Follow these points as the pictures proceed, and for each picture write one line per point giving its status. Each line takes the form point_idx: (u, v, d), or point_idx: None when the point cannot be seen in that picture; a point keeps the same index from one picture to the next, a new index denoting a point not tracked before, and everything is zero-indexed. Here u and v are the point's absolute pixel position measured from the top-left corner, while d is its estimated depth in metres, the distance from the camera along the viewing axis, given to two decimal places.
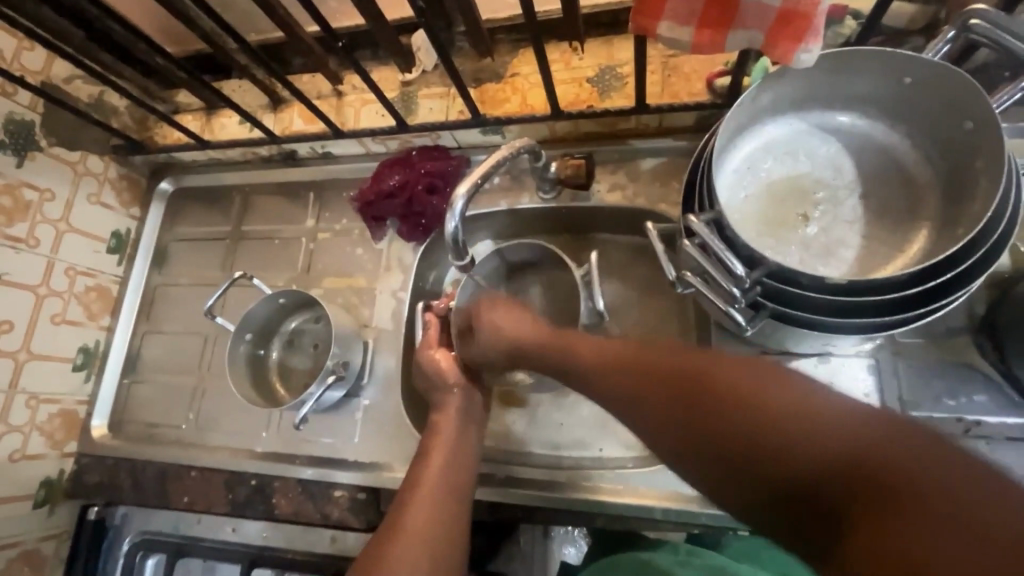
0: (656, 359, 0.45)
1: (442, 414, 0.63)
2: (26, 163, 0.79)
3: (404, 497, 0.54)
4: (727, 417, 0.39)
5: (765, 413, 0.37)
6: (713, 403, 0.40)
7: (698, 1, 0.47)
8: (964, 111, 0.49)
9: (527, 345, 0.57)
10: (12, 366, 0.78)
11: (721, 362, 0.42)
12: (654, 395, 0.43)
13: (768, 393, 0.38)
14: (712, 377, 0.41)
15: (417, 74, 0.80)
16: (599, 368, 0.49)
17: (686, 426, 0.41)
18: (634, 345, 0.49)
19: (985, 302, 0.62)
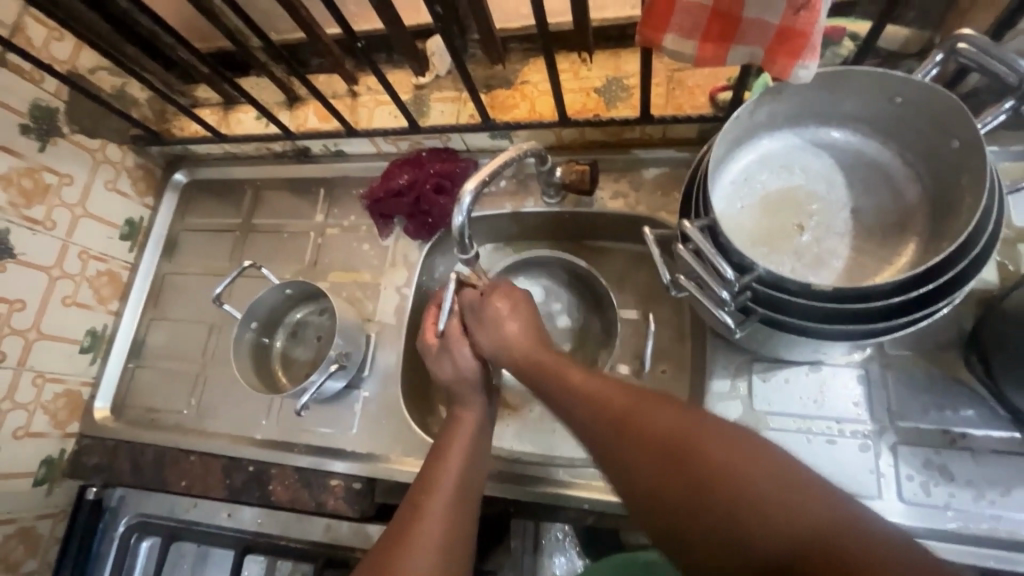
0: (644, 412, 0.47)
1: (458, 420, 0.65)
2: (48, 147, 0.81)
3: (416, 506, 0.57)
4: (697, 479, 0.42)
5: (731, 481, 0.40)
6: (692, 472, 0.42)
7: (702, 16, 0.49)
8: (952, 131, 0.52)
9: (531, 371, 0.58)
10: (21, 344, 0.80)
11: (703, 431, 0.44)
12: (638, 450, 0.45)
13: (743, 468, 0.40)
14: (697, 446, 0.43)
15: (431, 78, 0.83)
16: (588, 412, 0.50)
17: (661, 488, 0.43)
18: (624, 389, 0.50)
19: (973, 318, 0.64)
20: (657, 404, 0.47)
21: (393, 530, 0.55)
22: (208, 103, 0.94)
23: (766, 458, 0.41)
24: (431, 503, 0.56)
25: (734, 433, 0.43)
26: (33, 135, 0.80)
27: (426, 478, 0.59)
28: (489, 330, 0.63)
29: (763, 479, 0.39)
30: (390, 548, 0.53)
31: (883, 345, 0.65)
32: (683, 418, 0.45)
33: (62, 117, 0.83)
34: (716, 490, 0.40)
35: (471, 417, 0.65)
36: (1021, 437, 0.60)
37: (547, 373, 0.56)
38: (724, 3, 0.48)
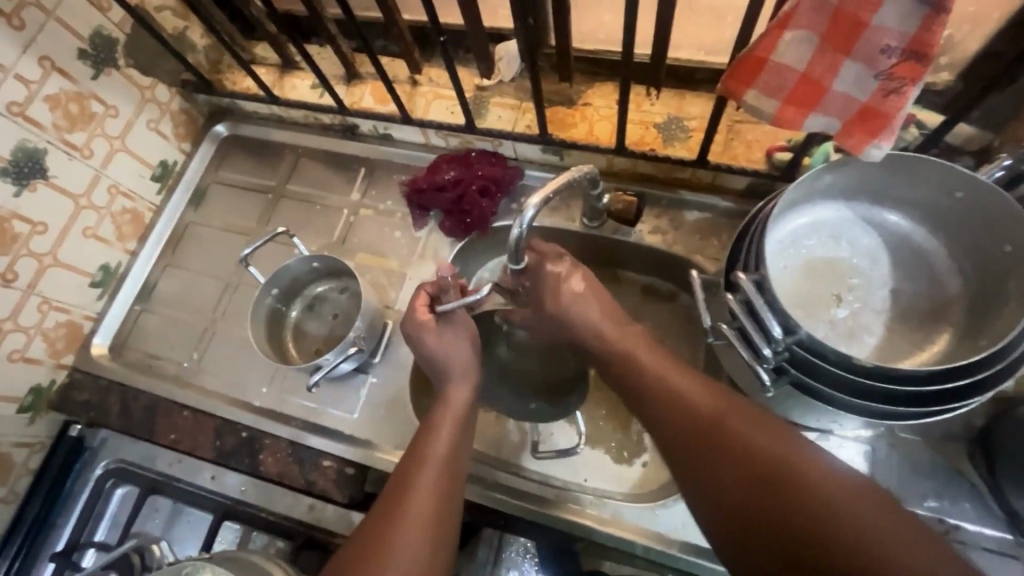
0: (734, 426, 0.52)
1: (443, 401, 0.64)
2: (101, 76, 0.80)
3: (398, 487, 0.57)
4: (736, 449, 0.51)
5: (766, 458, 0.49)
6: (774, 488, 0.47)
7: (789, 80, 0.49)
8: (1006, 235, 0.53)
9: (620, 365, 0.61)
10: (35, 268, 0.78)
11: (759, 424, 0.51)
12: (722, 460, 0.51)
13: (822, 489, 0.46)
14: (781, 465, 0.48)
15: (494, 82, 0.84)
16: (671, 414, 0.55)
17: (742, 496, 0.49)
18: (713, 399, 0.55)
19: (985, 415, 0.65)
20: (746, 420, 0.52)
21: (375, 514, 0.56)
22: (265, 62, 0.93)
23: (842, 483, 0.46)
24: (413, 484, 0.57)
25: (815, 457, 0.48)
26: (89, 62, 0.78)
27: (411, 462, 0.59)
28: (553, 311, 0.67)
29: (840, 499, 0.45)
30: (370, 528, 0.54)
31: (893, 426, 0.67)
32: (771, 437, 0.50)
33: (121, 49, 0.81)
34: (791, 504, 0.46)
35: (458, 398, 0.65)
36: (1012, 539, 0.61)
37: (636, 371, 0.60)
38: (816, 70, 0.48)
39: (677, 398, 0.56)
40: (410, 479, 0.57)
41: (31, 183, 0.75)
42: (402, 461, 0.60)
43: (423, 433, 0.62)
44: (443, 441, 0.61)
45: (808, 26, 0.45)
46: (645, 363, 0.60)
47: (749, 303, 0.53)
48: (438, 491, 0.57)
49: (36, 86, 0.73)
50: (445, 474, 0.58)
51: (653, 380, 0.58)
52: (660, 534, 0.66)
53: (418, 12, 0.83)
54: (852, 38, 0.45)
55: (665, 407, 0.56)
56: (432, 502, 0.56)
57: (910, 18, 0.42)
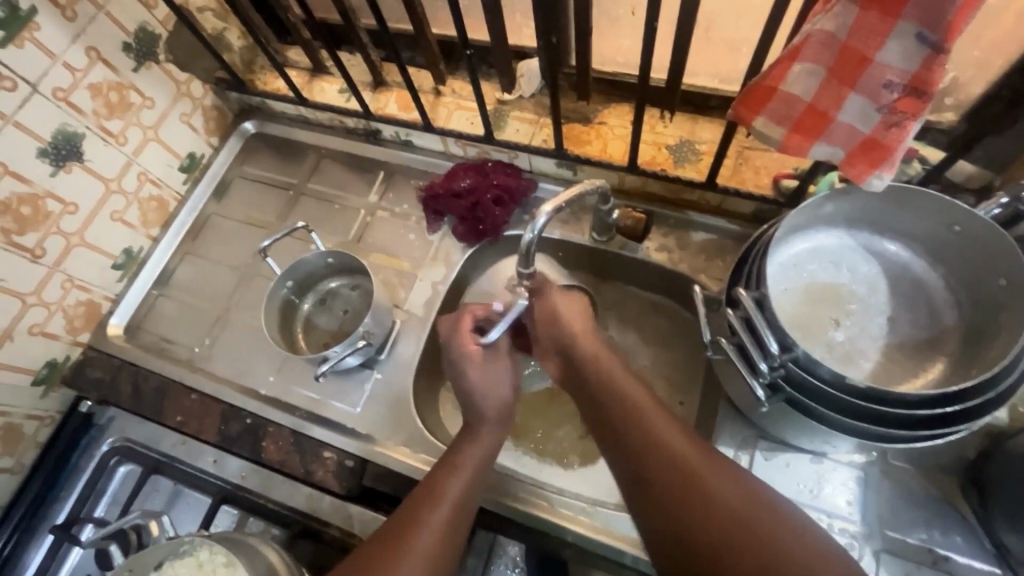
0: (710, 478, 0.51)
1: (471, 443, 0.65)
2: (142, 69, 0.84)
3: (409, 515, 0.59)
4: (695, 489, 0.51)
5: (726, 499, 0.50)
6: (747, 544, 0.47)
7: (796, 110, 0.52)
8: (1000, 269, 0.55)
9: (603, 397, 0.60)
10: (63, 246, 0.81)
11: (719, 466, 0.53)
12: (696, 511, 0.50)
13: (795, 550, 0.47)
14: (740, 504, 0.50)
15: (515, 97, 0.87)
16: (636, 441, 0.55)
17: (714, 551, 0.48)
18: (690, 444, 0.54)
19: (977, 449, 0.66)
20: (719, 473, 0.52)
21: (395, 521, 0.59)
22: (297, 65, 0.98)
23: (793, 524, 0.49)
24: (427, 515, 0.58)
25: (776, 507, 0.50)
26: (132, 55, 0.82)
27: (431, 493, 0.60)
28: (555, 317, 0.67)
29: (810, 563, 0.46)
30: (379, 544, 0.57)
31: (886, 453, 0.68)
32: (745, 493, 0.50)
33: (162, 44, 0.86)
34: (766, 564, 0.46)
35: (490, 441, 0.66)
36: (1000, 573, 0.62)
37: (619, 405, 0.58)
38: (822, 102, 0.50)
39: (654, 440, 0.54)
40: (426, 509, 0.59)
41: (67, 164, 0.78)
42: (421, 488, 0.62)
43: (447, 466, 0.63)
44: (467, 475, 0.62)
45: (814, 59, 0.48)
46: (629, 399, 0.58)
47: (748, 320, 0.55)
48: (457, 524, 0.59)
49: (81, 74, 0.77)
50: (458, 516, 0.59)
51: (632, 419, 0.57)
52: (651, 546, 0.67)
53: (447, 27, 0.87)
54: (857, 72, 0.47)
55: (642, 447, 0.55)
56: (443, 535, 0.57)
57: (912, 57, 0.44)
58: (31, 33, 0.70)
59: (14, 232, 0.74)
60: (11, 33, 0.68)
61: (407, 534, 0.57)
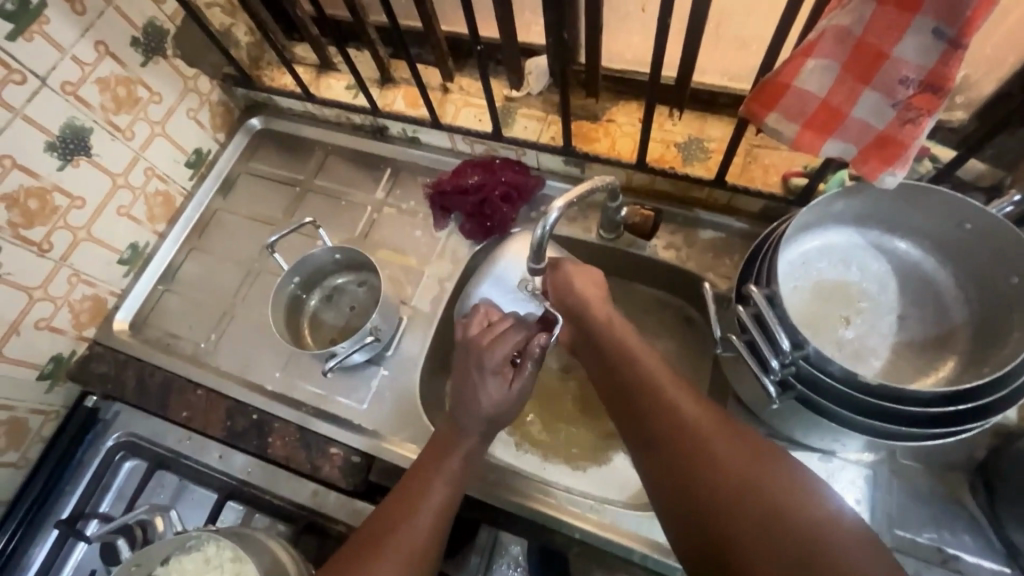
0: (717, 441, 0.52)
1: (456, 436, 0.63)
2: (149, 64, 0.83)
3: (393, 517, 0.58)
4: (705, 451, 0.52)
5: (735, 461, 0.50)
6: (755, 504, 0.48)
7: (809, 106, 0.52)
8: (1012, 267, 0.55)
9: (619, 368, 0.61)
10: (70, 240, 0.80)
11: (730, 432, 0.53)
12: (704, 473, 0.51)
13: (802, 512, 0.47)
14: (748, 467, 0.50)
15: (523, 94, 0.87)
16: (649, 407, 0.56)
17: (723, 512, 0.49)
18: (700, 409, 0.55)
19: (987, 448, 0.66)
20: (727, 436, 0.52)
21: (379, 517, 0.59)
22: (304, 61, 0.97)
23: (803, 488, 0.49)
24: (411, 516, 0.58)
25: (786, 470, 0.50)
26: (140, 49, 0.82)
27: (416, 491, 0.60)
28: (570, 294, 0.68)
29: (817, 524, 0.46)
30: (362, 545, 0.57)
31: (894, 452, 0.68)
32: (754, 455, 0.51)
33: (170, 39, 0.85)
34: (774, 524, 0.46)
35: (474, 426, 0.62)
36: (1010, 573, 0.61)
37: (633, 376, 0.59)
38: (836, 98, 0.50)
39: (667, 408, 0.55)
40: (409, 512, 0.59)
41: (74, 158, 0.78)
42: (406, 483, 0.62)
43: (432, 463, 0.62)
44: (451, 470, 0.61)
45: (829, 55, 0.48)
46: (643, 368, 0.59)
47: (760, 316, 0.55)
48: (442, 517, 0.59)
49: (89, 68, 0.76)
50: (443, 513, 0.59)
51: (644, 388, 0.57)
52: (659, 544, 0.67)
53: (455, 24, 0.87)
54: (872, 69, 0.47)
55: (654, 415, 0.56)
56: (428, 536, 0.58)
57: (929, 52, 0.44)
58: (41, 26, 0.70)
59: (21, 226, 0.74)
60: (20, 26, 0.68)
61: (390, 536, 0.57)
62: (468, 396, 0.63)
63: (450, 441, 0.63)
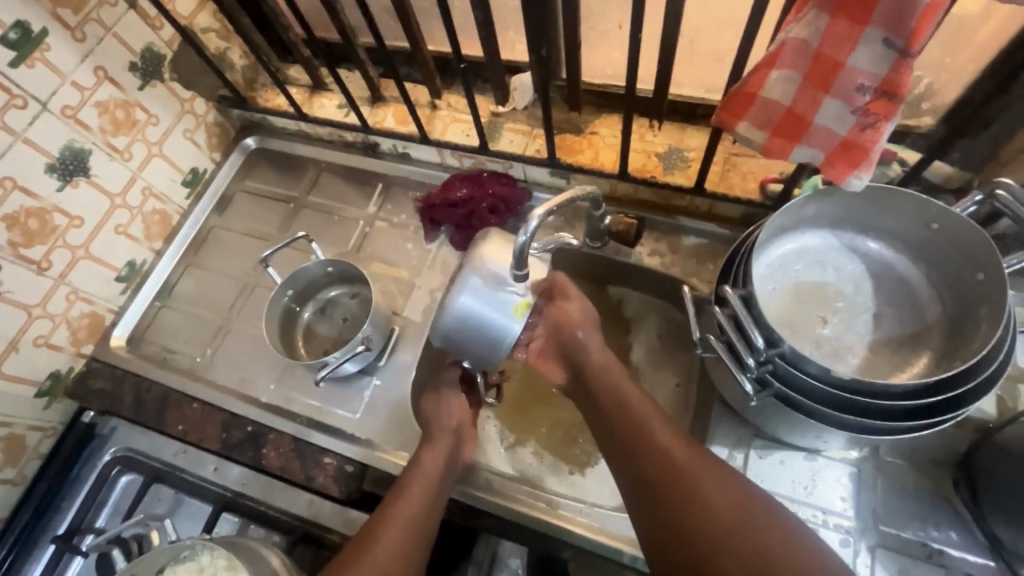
0: (702, 478, 0.55)
1: (425, 450, 0.68)
2: (147, 88, 0.86)
3: (370, 526, 0.62)
4: (683, 485, 0.55)
5: (713, 496, 0.54)
6: (732, 531, 0.51)
7: (775, 114, 0.54)
8: (978, 263, 0.57)
9: (610, 408, 0.63)
10: (68, 258, 0.83)
11: (706, 464, 0.56)
12: (689, 508, 0.54)
13: (774, 539, 0.51)
14: (731, 503, 0.53)
15: (508, 109, 0.90)
16: (632, 441, 0.60)
17: (702, 542, 0.52)
18: (683, 445, 0.58)
19: (967, 443, 0.67)
20: (710, 473, 0.56)
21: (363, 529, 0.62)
22: (298, 82, 1.00)
23: (775, 516, 0.53)
24: (385, 521, 0.62)
25: (765, 504, 0.54)
26: (138, 74, 0.85)
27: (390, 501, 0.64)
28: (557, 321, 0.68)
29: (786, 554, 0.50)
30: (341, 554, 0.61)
31: (877, 449, 0.69)
32: (733, 488, 0.54)
33: (167, 64, 0.88)
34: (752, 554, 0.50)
35: (439, 445, 0.69)
36: (995, 566, 0.62)
37: (625, 416, 0.62)
38: (800, 105, 0.52)
39: (649, 441, 0.59)
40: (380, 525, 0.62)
41: (73, 179, 0.80)
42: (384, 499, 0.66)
43: (407, 471, 0.67)
44: (424, 479, 0.66)
45: (791, 66, 0.50)
46: (632, 410, 0.62)
47: (735, 316, 0.57)
48: (419, 522, 0.63)
49: (89, 92, 0.79)
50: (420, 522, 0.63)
51: (634, 424, 0.61)
52: None
53: (442, 44, 0.90)
54: (831, 77, 0.49)
55: (638, 447, 0.59)
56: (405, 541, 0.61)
57: (881, 61, 0.46)
58: (42, 53, 0.73)
59: (21, 245, 0.76)
60: (23, 53, 0.71)
61: (369, 542, 0.60)
62: (441, 420, 0.71)
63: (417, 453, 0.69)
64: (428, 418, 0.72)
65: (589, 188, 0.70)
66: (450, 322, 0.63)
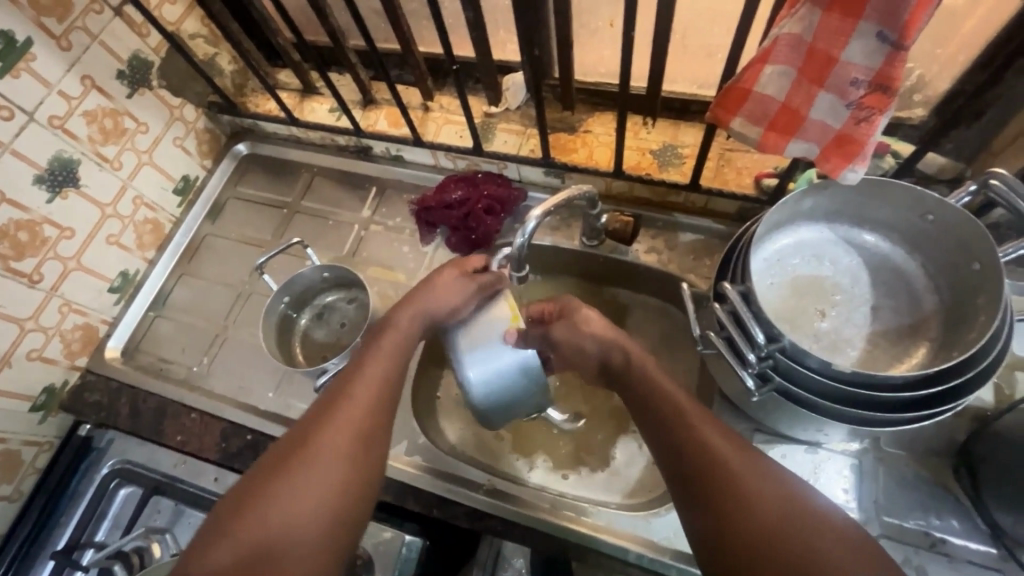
0: (753, 480, 0.50)
1: (369, 361, 0.61)
2: (135, 96, 0.85)
3: (305, 439, 0.55)
4: (729, 485, 0.50)
5: (762, 498, 0.49)
6: (785, 537, 0.46)
7: (770, 109, 0.54)
8: (974, 253, 0.57)
9: (647, 402, 0.57)
10: (60, 270, 0.81)
11: (752, 462, 0.51)
12: (737, 510, 0.49)
13: (831, 547, 0.46)
14: (782, 508, 0.48)
15: (501, 110, 0.89)
16: (668, 434, 0.54)
17: (748, 547, 0.47)
18: (728, 442, 0.52)
19: (966, 432, 0.68)
20: (757, 473, 0.50)
21: (300, 428, 0.56)
22: (288, 87, 1.00)
23: (830, 521, 0.48)
24: (324, 434, 0.55)
25: (819, 508, 0.48)
26: (125, 81, 0.83)
27: (332, 413, 0.56)
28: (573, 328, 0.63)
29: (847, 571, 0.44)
30: (268, 469, 0.53)
31: (878, 440, 0.69)
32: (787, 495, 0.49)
33: (155, 71, 0.87)
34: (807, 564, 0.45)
35: (385, 355, 0.61)
36: (997, 553, 0.63)
37: (662, 409, 0.56)
38: (794, 100, 0.52)
39: (691, 434, 0.53)
40: (323, 426, 0.55)
41: (63, 190, 0.79)
42: (319, 406, 0.58)
43: (350, 385, 0.59)
44: (369, 389, 0.58)
45: (785, 60, 0.50)
46: (673, 405, 0.55)
47: (735, 312, 0.57)
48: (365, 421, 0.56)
49: (76, 102, 0.78)
50: (362, 435, 0.55)
51: (671, 416, 0.55)
52: (654, 542, 0.68)
53: (433, 45, 0.90)
54: (825, 72, 0.49)
55: (677, 441, 0.53)
56: (348, 457, 0.54)
57: (874, 55, 0.46)
58: (28, 63, 0.72)
59: (12, 258, 0.75)
60: (8, 64, 0.70)
61: (306, 459, 0.53)
62: (396, 332, 0.63)
63: (359, 365, 0.61)
64: (381, 325, 0.64)
65: (584, 187, 0.70)
66: (499, 413, 0.63)
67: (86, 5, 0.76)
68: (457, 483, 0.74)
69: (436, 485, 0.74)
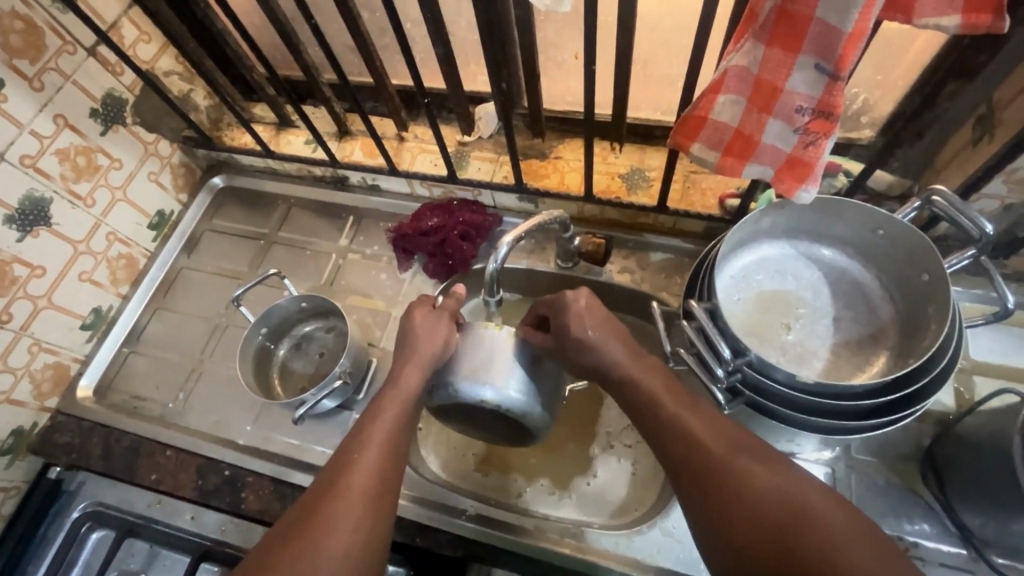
0: (745, 467, 0.51)
1: (371, 423, 0.60)
2: (109, 133, 0.85)
3: (318, 506, 0.54)
4: (726, 477, 0.51)
5: (757, 484, 0.50)
6: (780, 517, 0.48)
7: (725, 135, 0.57)
8: (923, 265, 0.61)
9: (639, 406, 0.59)
10: (30, 309, 0.80)
11: (748, 455, 0.52)
12: (729, 502, 0.50)
13: (827, 525, 0.46)
14: (776, 492, 0.49)
15: (474, 138, 0.92)
16: (667, 430, 0.56)
17: (746, 537, 0.49)
18: (721, 437, 0.54)
19: (931, 436, 0.70)
20: (746, 456, 0.52)
21: (323, 477, 0.57)
22: (264, 120, 1.01)
23: (823, 500, 0.48)
24: (338, 501, 0.54)
25: (811, 490, 0.49)
26: (99, 119, 0.84)
27: (344, 475, 0.56)
28: (574, 332, 0.62)
29: (835, 539, 0.45)
30: (282, 540, 0.52)
31: (849, 448, 0.71)
32: (778, 476, 0.50)
33: (129, 109, 0.88)
34: (800, 538, 0.46)
35: (388, 412, 0.61)
36: (967, 554, 0.65)
37: (656, 413, 0.57)
38: (746, 127, 0.55)
39: (683, 434, 0.55)
40: (344, 471, 0.56)
41: (34, 229, 0.79)
42: (336, 455, 0.59)
43: (354, 450, 0.58)
44: (379, 446, 0.58)
45: (735, 91, 0.53)
46: (661, 403, 0.57)
47: (702, 329, 0.59)
48: (382, 464, 0.58)
49: (48, 141, 0.78)
50: (373, 501, 0.55)
51: (668, 416, 0.56)
52: (637, 560, 0.68)
53: (405, 78, 0.92)
54: (772, 100, 0.52)
55: (675, 439, 0.55)
56: (366, 497, 0.55)
57: (816, 84, 0.50)
58: None
59: None
60: None
61: (321, 526, 0.52)
62: (403, 389, 0.62)
63: (362, 427, 0.60)
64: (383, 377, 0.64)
65: (555, 211, 0.72)
66: (526, 412, 0.66)
67: (59, 46, 0.77)
68: (444, 511, 0.74)
69: (419, 514, 0.74)
